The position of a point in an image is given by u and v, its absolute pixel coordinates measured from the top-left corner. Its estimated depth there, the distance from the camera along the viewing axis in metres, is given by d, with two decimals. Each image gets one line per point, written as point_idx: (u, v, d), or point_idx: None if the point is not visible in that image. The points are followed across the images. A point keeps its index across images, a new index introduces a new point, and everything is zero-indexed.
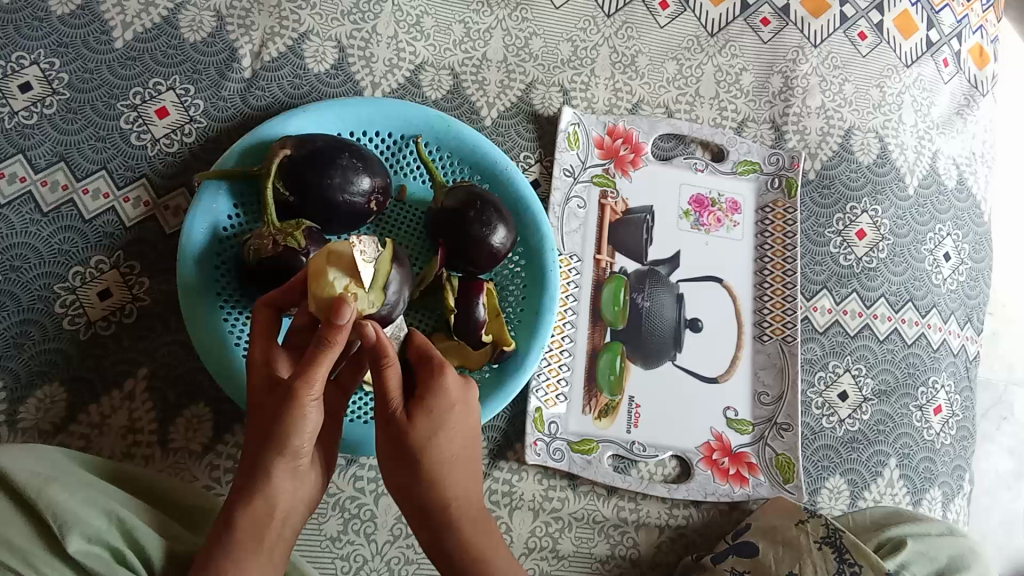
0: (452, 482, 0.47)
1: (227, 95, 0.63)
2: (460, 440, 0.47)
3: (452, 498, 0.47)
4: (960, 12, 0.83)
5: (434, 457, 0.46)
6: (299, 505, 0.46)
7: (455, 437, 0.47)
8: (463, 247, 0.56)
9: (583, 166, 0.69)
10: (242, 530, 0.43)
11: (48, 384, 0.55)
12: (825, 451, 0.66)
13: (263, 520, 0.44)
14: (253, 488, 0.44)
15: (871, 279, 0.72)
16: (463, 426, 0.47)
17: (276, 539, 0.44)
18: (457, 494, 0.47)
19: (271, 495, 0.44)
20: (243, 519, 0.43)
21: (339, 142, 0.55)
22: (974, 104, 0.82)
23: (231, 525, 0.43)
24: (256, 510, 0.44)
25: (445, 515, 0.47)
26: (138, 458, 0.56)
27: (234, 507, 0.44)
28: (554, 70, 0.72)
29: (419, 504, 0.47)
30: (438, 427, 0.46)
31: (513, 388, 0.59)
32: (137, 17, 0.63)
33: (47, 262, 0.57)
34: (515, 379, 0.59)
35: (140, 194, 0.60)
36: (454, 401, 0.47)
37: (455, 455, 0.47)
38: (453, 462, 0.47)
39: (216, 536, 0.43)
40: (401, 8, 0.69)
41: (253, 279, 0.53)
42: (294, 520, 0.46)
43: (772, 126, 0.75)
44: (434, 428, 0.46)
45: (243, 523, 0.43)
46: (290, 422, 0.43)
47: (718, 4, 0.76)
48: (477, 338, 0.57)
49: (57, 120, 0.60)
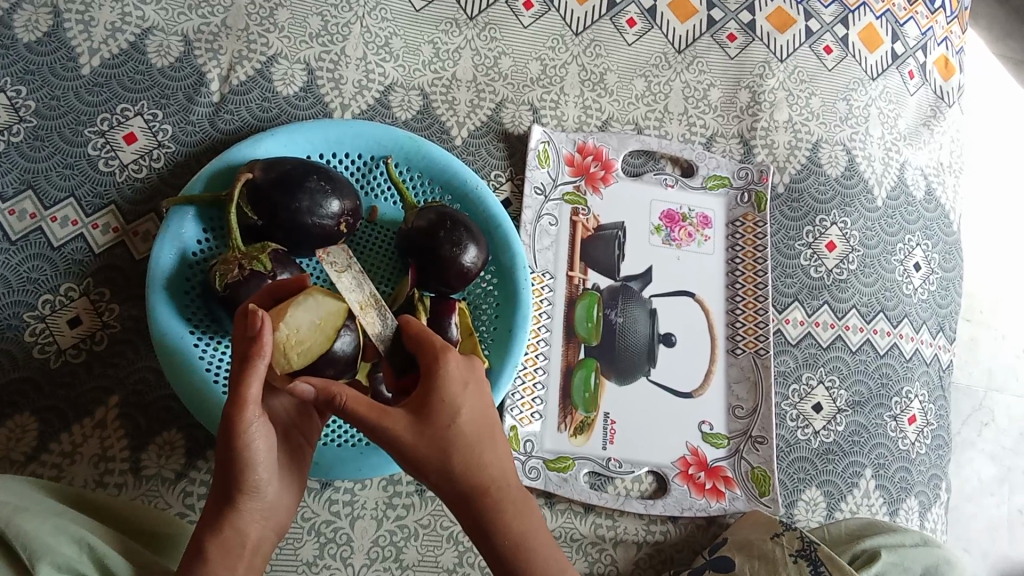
0: (489, 464, 0.42)
1: (195, 119, 0.63)
2: (479, 420, 0.43)
3: (488, 479, 0.42)
4: (924, 24, 0.84)
5: (463, 434, 0.42)
6: (269, 532, 0.46)
7: (478, 415, 0.43)
8: (433, 268, 0.56)
9: (554, 184, 0.69)
10: (211, 562, 0.42)
11: (17, 413, 0.55)
12: (800, 463, 0.67)
13: (235, 549, 0.43)
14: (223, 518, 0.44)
15: (841, 290, 0.72)
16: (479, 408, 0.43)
17: (248, 568, 0.44)
18: (494, 473, 0.42)
19: (240, 525, 0.44)
20: (214, 550, 0.43)
21: (307, 165, 0.55)
22: (941, 115, 0.83)
23: (202, 557, 0.42)
24: (227, 540, 0.43)
25: (488, 502, 0.41)
26: (110, 487, 0.55)
27: (204, 540, 0.43)
28: (524, 89, 0.72)
29: (457, 497, 0.42)
30: (454, 404, 0.42)
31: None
32: (103, 44, 0.63)
33: (15, 291, 0.57)
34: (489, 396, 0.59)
35: (109, 221, 0.59)
36: (465, 378, 0.43)
37: (486, 432, 0.43)
38: (484, 438, 0.43)
39: (187, 567, 0.42)
40: (370, 30, 0.69)
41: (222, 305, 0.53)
42: (263, 548, 0.46)
43: (741, 140, 0.75)
44: (453, 411, 0.42)
45: (213, 552, 0.43)
46: (244, 444, 0.43)
47: (685, 21, 0.77)
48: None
49: (24, 148, 0.59)
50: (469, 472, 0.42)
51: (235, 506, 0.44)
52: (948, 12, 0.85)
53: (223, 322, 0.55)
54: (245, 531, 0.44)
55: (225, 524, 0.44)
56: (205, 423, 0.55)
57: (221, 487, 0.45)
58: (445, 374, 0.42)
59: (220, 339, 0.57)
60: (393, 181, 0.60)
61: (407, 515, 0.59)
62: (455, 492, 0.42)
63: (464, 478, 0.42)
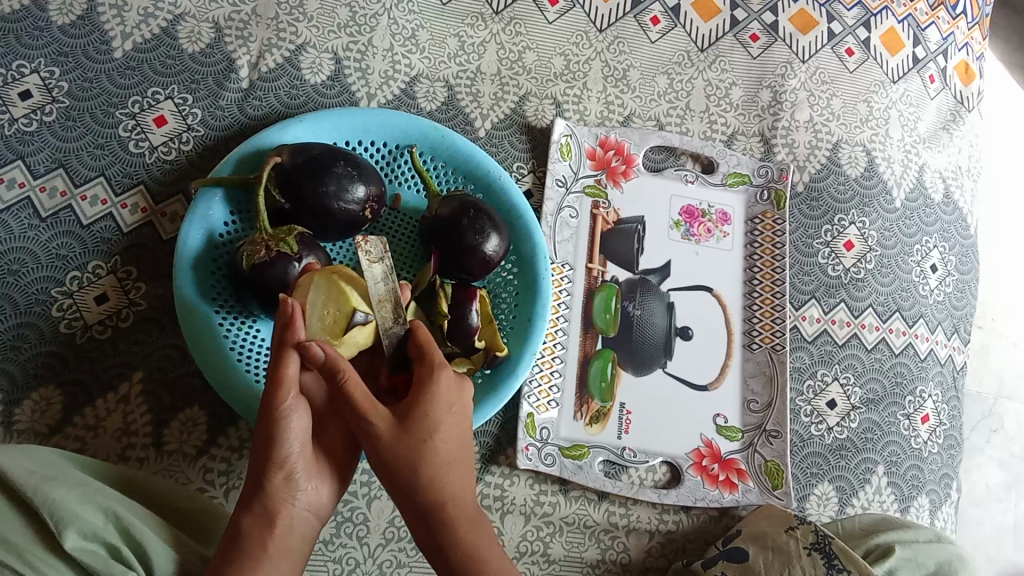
0: (452, 484, 0.45)
1: (225, 104, 0.64)
2: (457, 441, 0.46)
3: (449, 497, 0.45)
4: (946, 29, 0.84)
5: (439, 455, 0.44)
6: (307, 515, 0.47)
7: (454, 435, 0.46)
8: (455, 254, 0.57)
9: (575, 177, 0.70)
10: (246, 543, 0.44)
11: (43, 386, 0.56)
12: (814, 458, 0.67)
13: (265, 525, 0.45)
14: (250, 498, 0.45)
15: (858, 289, 0.73)
16: (458, 428, 0.46)
17: (283, 547, 0.45)
18: (454, 493, 0.45)
19: (268, 502, 0.45)
20: (247, 526, 0.44)
21: (334, 151, 0.56)
22: (960, 120, 0.83)
23: (238, 537, 0.44)
24: (256, 516, 0.45)
25: (448, 522, 0.44)
26: (133, 461, 0.56)
27: (240, 517, 0.45)
28: (547, 83, 0.73)
29: (421, 518, 0.45)
30: (437, 422, 0.44)
31: (507, 393, 0.59)
32: (136, 28, 0.64)
33: (44, 266, 0.58)
34: (506, 383, 0.59)
35: (138, 201, 0.61)
36: (452, 400, 0.45)
37: (457, 454, 0.46)
38: (455, 460, 0.45)
39: (224, 550, 0.44)
40: (397, 22, 0.70)
41: (246, 286, 0.54)
42: (303, 529, 0.46)
43: (761, 139, 0.76)
44: (433, 427, 0.44)
45: (248, 533, 0.44)
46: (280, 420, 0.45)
47: (708, 20, 0.78)
48: (469, 343, 0.57)
49: (56, 128, 0.60)
50: (433, 491, 0.44)
51: (268, 484, 0.45)
52: (971, 18, 0.86)
53: (247, 303, 0.56)
54: (277, 509, 0.45)
55: (257, 503, 0.45)
56: (227, 401, 0.56)
57: (255, 469, 0.46)
58: (439, 394, 0.45)
59: (244, 319, 0.58)
60: (416, 169, 0.61)
61: None
62: (423, 510, 0.44)
63: (431, 496, 0.44)
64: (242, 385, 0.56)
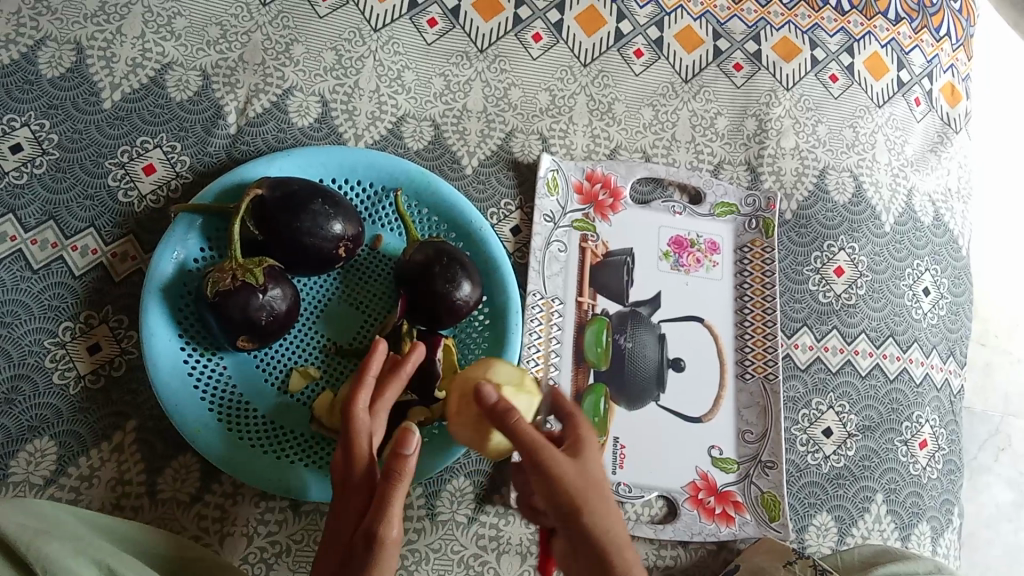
0: (597, 519, 0.45)
1: (213, 150, 0.65)
2: (601, 481, 0.47)
3: (606, 536, 0.45)
4: (929, 52, 0.85)
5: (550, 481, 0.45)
6: None
7: (599, 475, 0.47)
8: (424, 302, 0.57)
9: (563, 212, 0.70)
10: None
11: (37, 437, 0.56)
12: (811, 488, 0.67)
13: None
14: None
15: (850, 315, 0.72)
16: (597, 474, 0.47)
17: None
18: (609, 535, 0.45)
19: None
20: None
21: (315, 188, 0.56)
22: (948, 141, 0.83)
23: None
24: None
25: (596, 532, 0.45)
26: (127, 510, 0.56)
27: None
28: (533, 119, 0.73)
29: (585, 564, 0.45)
30: (581, 453, 0.47)
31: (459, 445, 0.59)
32: (125, 79, 0.65)
33: (36, 318, 0.58)
34: None
35: (127, 249, 0.61)
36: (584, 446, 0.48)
37: (603, 499, 0.46)
38: (595, 492, 0.46)
39: None
40: (383, 63, 0.71)
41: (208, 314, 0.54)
42: None
43: (748, 168, 0.76)
44: (590, 467, 0.47)
45: None
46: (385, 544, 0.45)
47: (691, 51, 0.79)
48: (428, 391, 0.57)
49: (46, 179, 0.61)
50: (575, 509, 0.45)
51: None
52: (954, 40, 0.86)
53: (212, 333, 0.56)
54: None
55: None
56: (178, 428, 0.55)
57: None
58: (584, 441, 0.48)
59: (212, 351, 0.58)
60: (399, 213, 0.61)
61: (418, 540, 0.60)
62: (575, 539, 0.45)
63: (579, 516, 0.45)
64: (212, 426, 0.56)
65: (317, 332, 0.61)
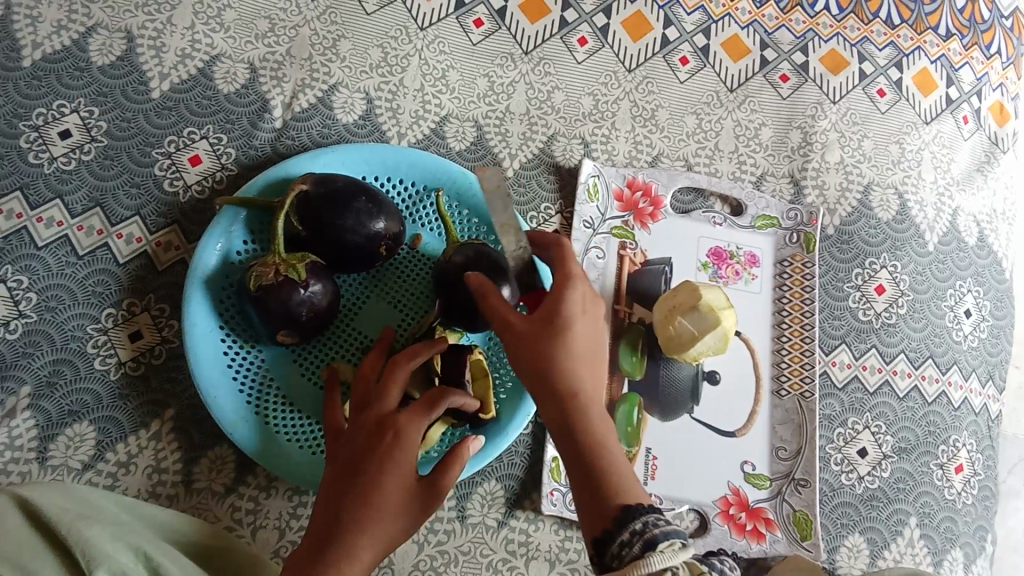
0: (584, 381, 0.46)
1: (258, 144, 0.65)
2: (588, 344, 0.47)
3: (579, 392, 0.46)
4: (979, 70, 0.84)
5: (558, 365, 0.46)
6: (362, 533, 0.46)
7: (590, 337, 0.47)
8: (462, 305, 0.56)
9: (603, 219, 0.69)
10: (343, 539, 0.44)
11: (77, 422, 0.56)
12: (844, 509, 0.66)
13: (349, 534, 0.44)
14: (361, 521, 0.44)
15: (889, 335, 0.72)
16: (591, 334, 0.47)
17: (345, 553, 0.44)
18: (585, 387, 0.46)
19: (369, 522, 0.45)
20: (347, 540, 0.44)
21: (359, 186, 0.56)
22: (995, 161, 0.82)
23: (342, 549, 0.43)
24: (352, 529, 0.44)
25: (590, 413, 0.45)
26: (162, 498, 0.56)
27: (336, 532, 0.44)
28: (576, 123, 0.73)
29: (566, 449, 0.45)
30: (570, 314, 0.47)
31: (493, 449, 0.58)
32: (174, 69, 0.65)
33: (80, 303, 0.59)
34: (497, 440, 0.59)
35: (171, 239, 0.61)
36: (585, 309, 0.47)
37: (583, 357, 0.47)
38: (590, 360, 0.47)
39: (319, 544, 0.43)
40: (428, 62, 0.71)
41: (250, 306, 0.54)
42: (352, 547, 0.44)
43: (791, 181, 0.75)
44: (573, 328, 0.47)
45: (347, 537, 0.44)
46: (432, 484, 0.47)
47: (738, 60, 0.78)
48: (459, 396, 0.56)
49: (94, 166, 0.62)
50: (573, 392, 0.46)
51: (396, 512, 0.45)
52: (1004, 58, 0.85)
53: (253, 327, 0.56)
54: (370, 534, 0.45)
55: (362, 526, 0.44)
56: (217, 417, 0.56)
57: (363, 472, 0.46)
58: (573, 298, 0.47)
59: (252, 344, 0.58)
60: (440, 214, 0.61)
61: (447, 541, 0.59)
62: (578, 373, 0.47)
63: (552, 396, 0.46)
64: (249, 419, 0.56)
65: (356, 329, 0.61)
